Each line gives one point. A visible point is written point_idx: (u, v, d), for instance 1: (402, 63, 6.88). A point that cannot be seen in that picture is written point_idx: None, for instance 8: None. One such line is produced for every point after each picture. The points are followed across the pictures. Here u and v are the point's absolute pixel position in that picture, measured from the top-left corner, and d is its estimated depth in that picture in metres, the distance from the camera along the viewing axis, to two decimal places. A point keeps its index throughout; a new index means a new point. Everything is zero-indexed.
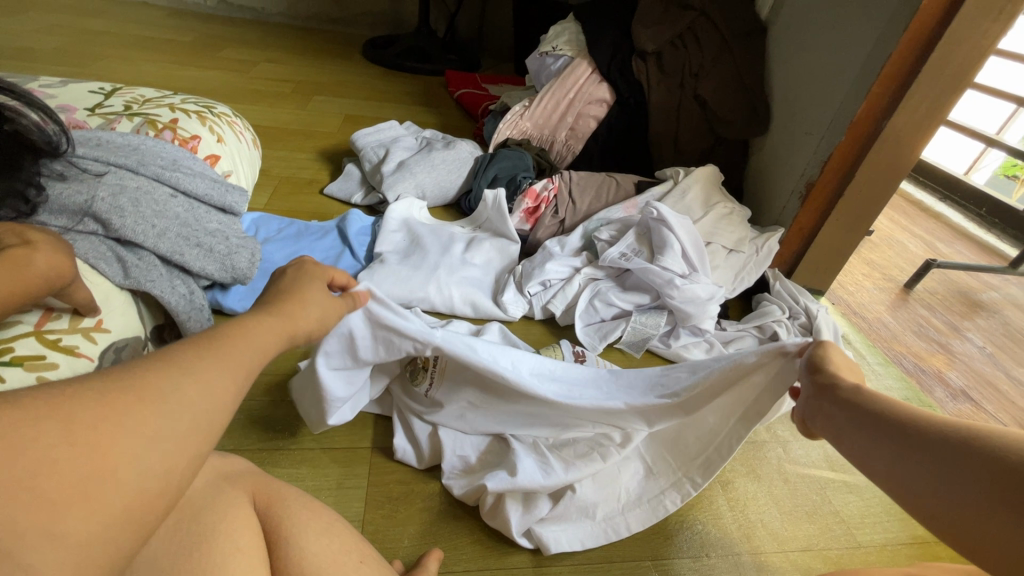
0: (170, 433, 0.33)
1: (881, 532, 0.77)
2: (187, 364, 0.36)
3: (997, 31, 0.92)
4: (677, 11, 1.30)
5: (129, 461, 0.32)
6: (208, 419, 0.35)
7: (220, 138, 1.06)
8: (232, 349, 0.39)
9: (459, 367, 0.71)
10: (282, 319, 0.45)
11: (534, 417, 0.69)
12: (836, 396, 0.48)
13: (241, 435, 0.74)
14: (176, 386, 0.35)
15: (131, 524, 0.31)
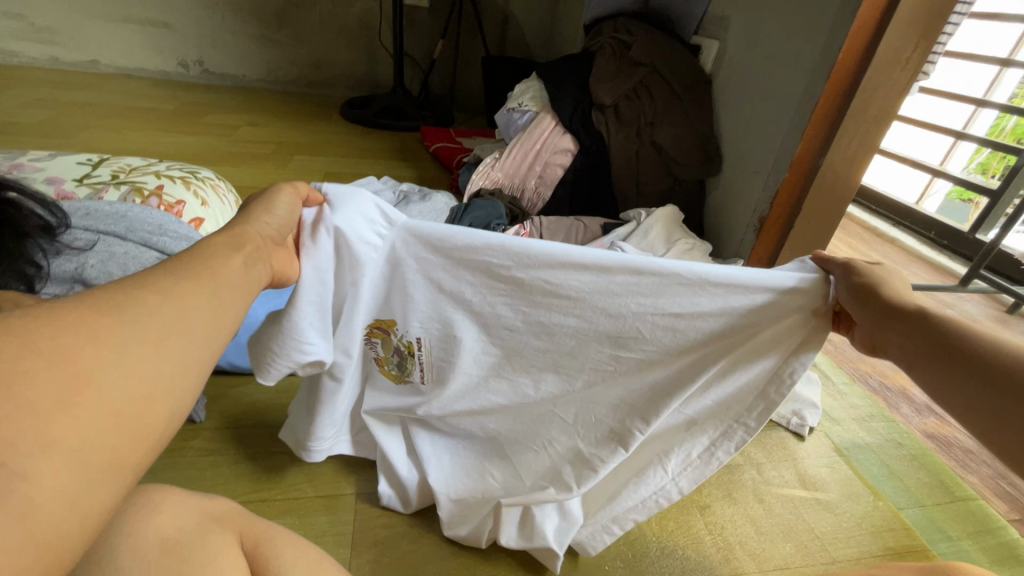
0: (148, 336, 0.33)
1: (855, 546, 0.80)
2: (151, 283, 0.35)
3: (906, 77, 1.05)
4: (629, 68, 1.42)
5: (107, 366, 0.30)
6: (186, 326, 0.35)
7: (204, 202, 1.11)
8: (194, 264, 0.39)
9: (438, 353, 0.61)
10: (243, 241, 0.44)
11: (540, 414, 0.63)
12: (908, 326, 0.47)
13: (230, 485, 0.75)
14: (143, 294, 0.34)
15: (125, 425, 0.31)
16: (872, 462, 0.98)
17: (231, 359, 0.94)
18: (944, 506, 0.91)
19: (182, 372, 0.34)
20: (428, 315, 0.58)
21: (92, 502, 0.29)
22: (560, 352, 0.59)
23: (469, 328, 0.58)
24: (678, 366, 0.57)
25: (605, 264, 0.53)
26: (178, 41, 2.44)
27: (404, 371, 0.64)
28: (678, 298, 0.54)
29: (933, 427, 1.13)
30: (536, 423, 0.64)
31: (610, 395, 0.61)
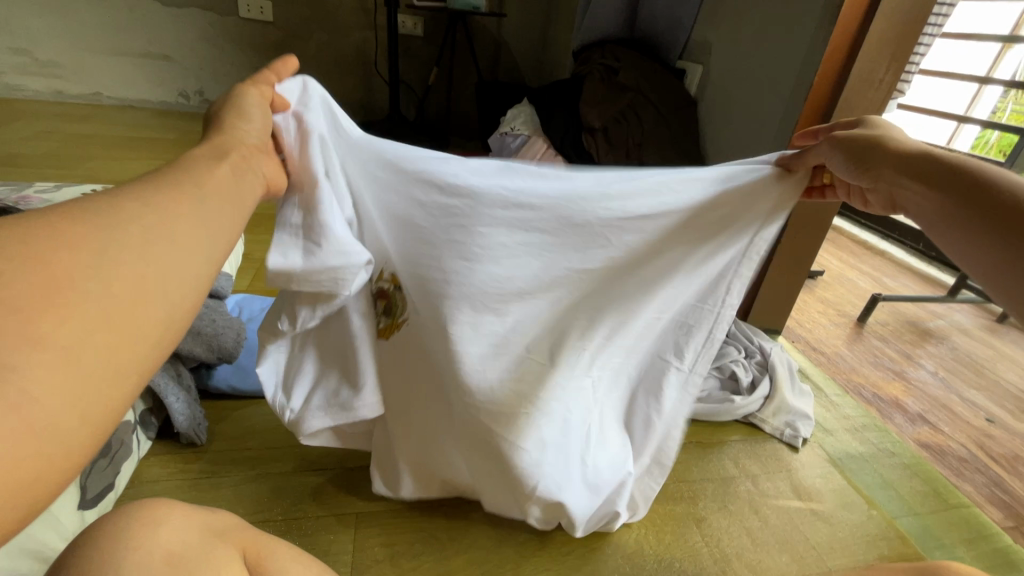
0: (129, 247, 0.35)
1: (850, 555, 0.81)
2: (132, 198, 0.37)
3: (880, 97, 1.10)
4: (617, 92, 1.47)
5: (89, 270, 0.33)
6: (167, 236, 0.37)
7: None
8: (176, 181, 0.41)
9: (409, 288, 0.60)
10: (223, 150, 0.46)
11: (530, 366, 0.62)
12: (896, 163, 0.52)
13: (235, 504, 0.77)
14: (124, 209, 0.36)
15: (112, 324, 0.32)
16: (866, 472, 0.99)
17: (232, 382, 0.96)
18: (937, 514, 0.92)
19: (173, 275, 0.36)
20: (403, 242, 0.59)
21: (93, 392, 0.31)
22: (531, 274, 0.60)
23: (437, 254, 0.58)
24: (641, 263, 0.62)
25: (547, 169, 0.59)
26: (179, 72, 2.50)
27: (393, 316, 0.64)
28: (628, 193, 0.59)
29: (926, 436, 1.14)
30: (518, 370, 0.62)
31: (584, 313, 0.63)
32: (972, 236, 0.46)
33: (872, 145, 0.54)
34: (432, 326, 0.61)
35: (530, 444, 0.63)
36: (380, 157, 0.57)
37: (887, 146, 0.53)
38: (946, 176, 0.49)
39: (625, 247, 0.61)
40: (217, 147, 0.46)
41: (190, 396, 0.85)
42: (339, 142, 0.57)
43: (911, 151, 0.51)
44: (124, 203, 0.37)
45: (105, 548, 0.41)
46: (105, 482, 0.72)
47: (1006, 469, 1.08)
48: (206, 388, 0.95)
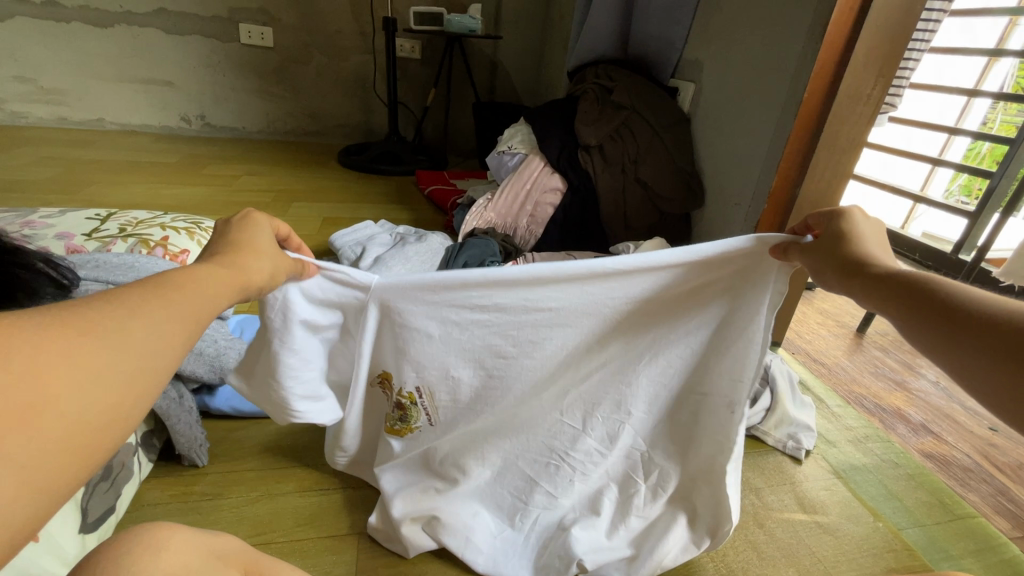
0: (119, 365, 0.35)
1: (855, 569, 0.80)
2: (132, 306, 0.38)
3: (869, 111, 1.12)
4: (612, 110, 1.50)
5: (71, 389, 0.32)
6: (156, 359, 0.37)
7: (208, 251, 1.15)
8: (183, 293, 0.41)
9: (444, 383, 0.68)
10: (234, 270, 0.47)
11: (557, 438, 0.72)
12: (864, 277, 0.50)
13: (235, 525, 0.76)
14: (124, 318, 0.37)
15: (73, 452, 0.32)
16: (870, 484, 0.98)
17: (234, 403, 0.96)
18: (943, 525, 0.91)
19: (144, 401, 0.37)
20: (429, 354, 0.66)
21: (11, 524, 0.29)
22: (557, 359, 0.68)
23: (473, 354, 0.67)
24: (657, 346, 0.68)
25: (568, 279, 0.61)
26: (181, 97, 2.55)
27: (407, 423, 0.72)
28: (641, 291, 0.64)
29: (930, 447, 1.13)
30: (546, 438, 0.72)
31: (605, 391, 0.70)
32: (930, 339, 0.44)
33: (839, 257, 0.54)
34: (467, 406, 0.70)
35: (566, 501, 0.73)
36: (385, 305, 0.62)
37: (861, 255, 0.52)
38: (889, 278, 0.48)
39: (637, 337, 0.67)
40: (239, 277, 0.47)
41: (193, 418, 0.85)
42: (343, 295, 0.62)
43: (863, 257, 0.52)
44: (126, 315, 0.37)
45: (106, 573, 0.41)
46: (106, 504, 0.72)
47: (1012, 478, 1.07)
48: (207, 409, 0.95)
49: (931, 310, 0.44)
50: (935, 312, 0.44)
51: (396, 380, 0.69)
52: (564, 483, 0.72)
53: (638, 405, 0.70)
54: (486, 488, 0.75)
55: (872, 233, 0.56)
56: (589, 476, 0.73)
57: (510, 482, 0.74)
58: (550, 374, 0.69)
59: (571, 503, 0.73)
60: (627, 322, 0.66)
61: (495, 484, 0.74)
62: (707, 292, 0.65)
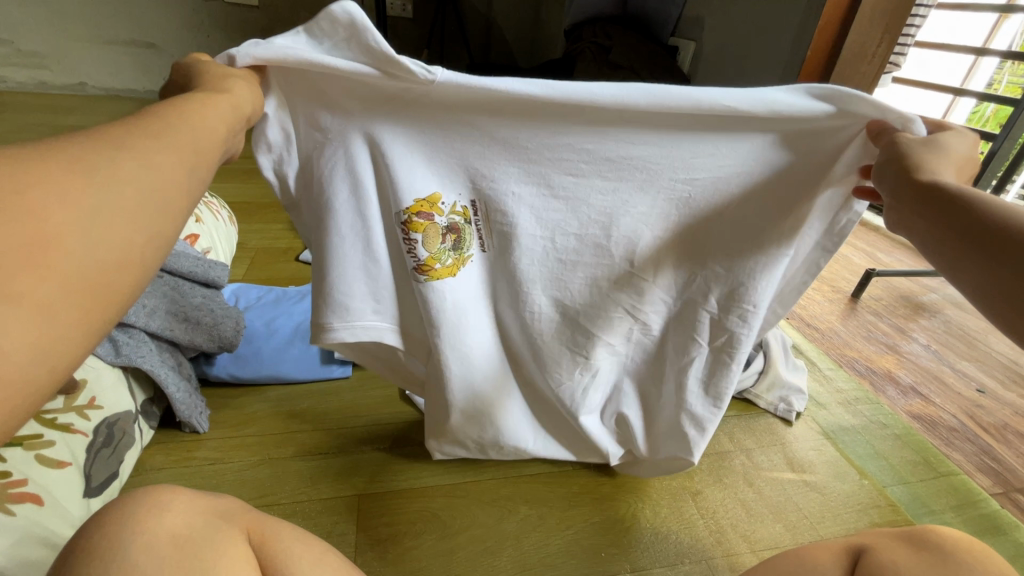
0: (125, 198, 0.32)
1: (842, 524, 0.83)
2: (122, 143, 0.34)
3: (875, 69, 1.07)
4: (609, 70, 1.41)
5: (72, 229, 0.30)
6: (159, 191, 0.34)
7: (199, 218, 1.14)
8: (173, 129, 0.38)
9: (505, 204, 0.59)
10: (224, 101, 0.43)
11: (612, 286, 0.65)
12: (912, 191, 0.44)
13: (240, 487, 0.78)
14: (117, 155, 0.33)
15: (89, 285, 0.30)
16: (858, 444, 1.00)
17: (231, 370, 0.96)
18: (927, 482, 0.94)
19: (156, 237, 0.34)
20: (488, 167, 0.57)
21: (42, 367, 0.28)
22: (637, 209, 0.60)
23: (545, 179, 0.58)
24: (735, 211, 0.60)
25: (670, 118, 0.54)
26: (165, 60, 2.46)
27: (460, 252, 0.62)
28: (736, 160, 0.57)
29: (918, 408, 1.16)
30: (609, 284, 0.65)
31: (678, 247, 0.63)
32: (960, 261, 0.39)
33: (908, 162, 0.46)
34: (533, 244, 0.62)
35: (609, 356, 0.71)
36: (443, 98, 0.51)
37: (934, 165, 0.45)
38: (931, 191, 0.42)
39: (716, 203, 0.60)
40: (233, 110, 0.44)
41: (193, 387, 0.87)
42: (360, 65, 0.48)
43: (926, 171, 0.44)
44: (115, 151, 0.34)
45: (112, 534, 0.42)
46: (110, 469, 0.73)
47: (996, 437, 1.10)
48: (206, 377, 0.96)
49: (947, 224, 0.40)
50: (956, 225, 0.40)
51: (443, 199, 0.59)
52: (621, 340, 0.70)
53: (705, 261, 0.64)
54: (536, 340, 0.69)
55: (961, 153, 0.47)
56: (641, 339, 0.70)
57: (560, 328, 0.68)
58: (621, 218, 0.61)
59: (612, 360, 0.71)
60: (702, 178, 0.59)
61: (548, 336, 0.69)
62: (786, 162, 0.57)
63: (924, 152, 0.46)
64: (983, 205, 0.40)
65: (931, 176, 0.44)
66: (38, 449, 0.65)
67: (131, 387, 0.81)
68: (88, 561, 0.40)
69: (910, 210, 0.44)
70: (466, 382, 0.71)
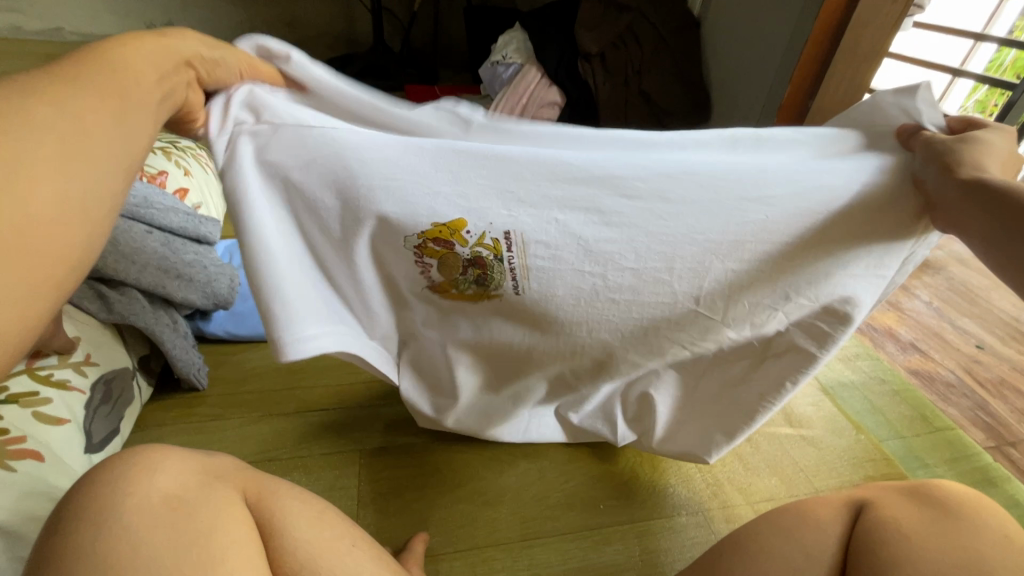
0: (57, 147, 0.34)
1: (836, 477, 0.84)
2: (47, 90, 0.36)
3: (898, 11, 0.97)
4: (614, 14, 1.37)
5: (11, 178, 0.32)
6: (92, 140, 0.37)
7: (187, 171, 1.10)
8: (100, 79, 0.39)
9: (545, 231, 0.52)
10: (162, 43, 0.44)
11: (658, 323, 0.59)
12: (961, 186, 0.45)
13: (241, 444, 0.79)
14: (43, 104, 0.35)
15: (40, 227, 0.33)
16: (855, 399, 1.01)
17: (228, 327, 0.95)
18: (922, 437, 0.95)
19: (96, 182, 0.36)
20: (524, 198, 0.51)
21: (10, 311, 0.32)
22: (698, 242, 0.53)
23: (596, 204, 0.51)
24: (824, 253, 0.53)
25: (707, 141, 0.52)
26: (146, 3, 2.33)
27: (485, 287, 0.57)
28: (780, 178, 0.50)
29: (916, 364, 1.16)
30: (662, 322, 0.59)
31: (751, 287, 0.56)
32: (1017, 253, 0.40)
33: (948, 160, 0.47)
34: (577, 278, 0.55)
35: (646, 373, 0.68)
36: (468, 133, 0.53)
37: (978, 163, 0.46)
38: (978, 189, 0.43)
39: (786, 238, 0.52)
40: (167, 51, 0.44)
41: (191, 344, 0.86)
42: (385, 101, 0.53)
43: (966, 166, 0.45)
44: (43, 103, 0.35)
45: (108, 499, 0.42)
46: (112, 426, 0.73)
47: (992, 393, 1.11)
48: (203, 334, 0.95)
49: (992, 216, 0.42)
50: (996, 213, 0.42)
51: (470, 228, 0.52)
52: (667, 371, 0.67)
53: (792, 296, 0.56)
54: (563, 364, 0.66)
55: (1000, 151, 0.48)
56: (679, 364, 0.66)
57: (596, 356, 0.64)
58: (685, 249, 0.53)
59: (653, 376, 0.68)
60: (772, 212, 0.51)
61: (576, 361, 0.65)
62: (869, 189, 0.50)
63: (960, 147, 0.47)
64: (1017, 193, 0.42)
65: (975, 169, 0.45)
66: (34, 406, 0.65)
67: (125, 345, 0.80)
68: (86, 523, 0.40)
69: (953, 205, 0.45)
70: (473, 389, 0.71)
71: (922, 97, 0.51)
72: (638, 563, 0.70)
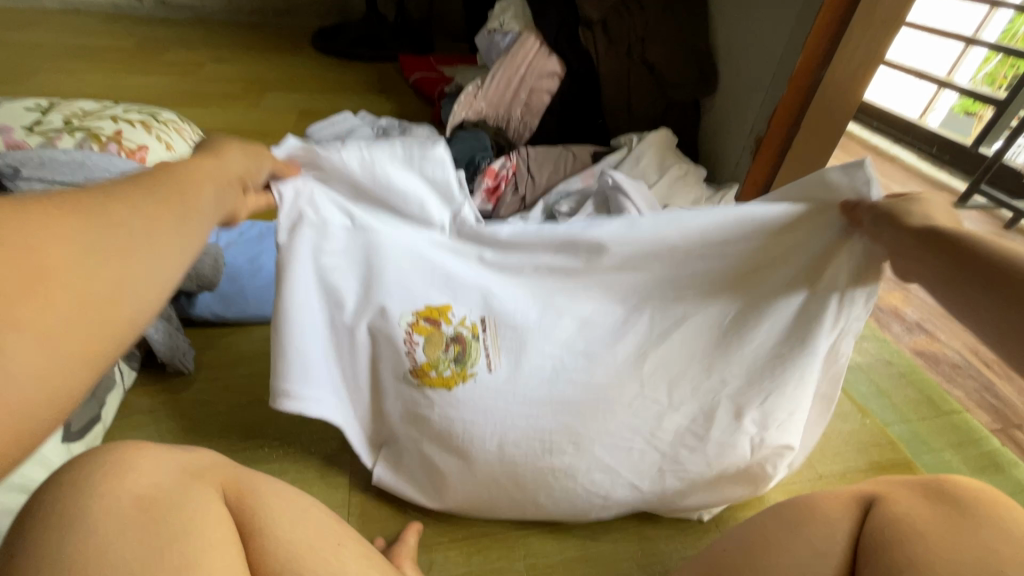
0: (118, 245, 0.36)
1: (840, 462, 0.82)
2: (120, 194, 0.38)
3: None
4: None
5: (73, 271, 0.33)
6: (150, 239, 0.38)
7: (169, 146, 1.05)
8: (169, 189, 0.41)
9: (514, 322, 0.60)
10: (221, 162, 0.48)
11: (628, 406, 0.61)
12: (909, 237, 0.48)
13: (228, 433, 0.76)
14: (113, 206, 0.37)
15: (89, 320, 0.33)
16: (861, 381, 0.99)
17: (215, 309, 0.92)
18: (928, 421, 0.92)
19: (146, 278, 0.37)
20: (506, 271, 0.60)
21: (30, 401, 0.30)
22: (648, 322, 0.61)
23: (552, 299, 0.61)
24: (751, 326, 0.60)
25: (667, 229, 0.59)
26: None
27: (463, 366, 0.59)
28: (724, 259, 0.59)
29: (922, 345, 1.13)
30: (628, 410, 0.61)
31: (700, 360, 0.61)
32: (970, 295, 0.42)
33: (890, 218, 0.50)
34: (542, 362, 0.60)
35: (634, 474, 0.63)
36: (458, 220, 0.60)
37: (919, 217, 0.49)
38: (923, 239, 0.47)
39: (732, 309, 0.60)
40: (225, 170, 0.48)
41: (175, 327, 0.82)
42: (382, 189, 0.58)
43: (907, 220, 0.49)
44: (114, 206, 0.37)
45: (74, 503, 0.39)
46: (91, 414, 0.71)
47: (999, 374, 1.08)
48: (188, 315, 0.91)
49: (941, 262, 0.45)
50: (945, 259, 0.45)
51: (452, 311, 0.59)
52: (645, 478, 0.63)
53: (726, 379, 0.61)
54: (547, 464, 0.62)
55: (940, 206, 0.51)
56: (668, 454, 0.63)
57: (578, 457, 0.61)
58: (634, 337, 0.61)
59: (643, 481, 0.64)
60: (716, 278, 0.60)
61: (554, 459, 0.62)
62: (806, 264, 0.58)
63: (908, 210, 0.50)
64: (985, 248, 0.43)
65: (918, 220, 0.49)
66: None
67: None
68: (51, 528, 0.38)
69: (907, 253, 0.48)
70: (449, 494, 0.66)
71: (864, 172, 0.54)
72: (637, 554, 0.68)
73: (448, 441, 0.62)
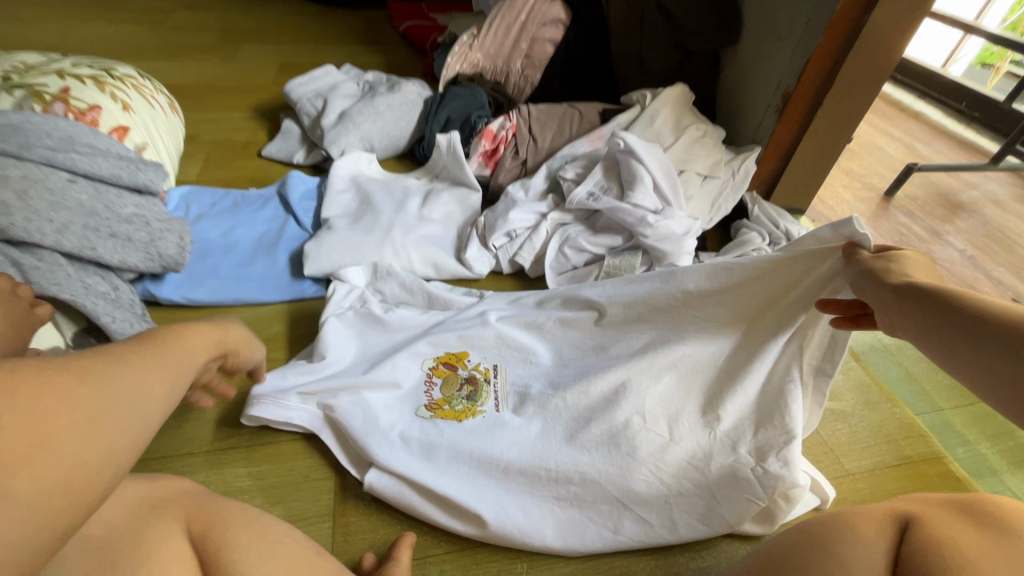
0: (112, 415, 0.34)
1: (868, 457, 0.76)
2: (125, 353, 0.37)
3: None
4: None
5: (67, 443, 0.32)
6: (141, 409, 0.36)
7: (126, 106, 0.93)
8: (173, 347, 0.40)
9: (518, 367, 0.72)
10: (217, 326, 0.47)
11: (623, 441, 0.62)
12: (911, 296, 0.44)
13: (201, 433, 0.70)
14: (120, 367, 0.36)
15: (62, 501, 0.32)
16: (887, 365, 0.92)
17: (186, 292, 0.83)
18: (961, 408, 0.86)
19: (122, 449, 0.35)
20: (513, 320, 0.75)
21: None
22: (643, 366, 0.64)
23: (546, 339, 0.73)
24: (742, 376, 0.60)
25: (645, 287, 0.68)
26: None
27: (473, 403, 0.70)
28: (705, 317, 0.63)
29: None
30: (627, 440, 0.62)
31: (696, 396, 0.63)
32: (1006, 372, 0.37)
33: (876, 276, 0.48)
34: (544, 399, 0.68)
35: (644, 504, 0.61)
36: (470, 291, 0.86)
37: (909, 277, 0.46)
38: (921, 302, 0.43)
39: (720, 359, 0.63)
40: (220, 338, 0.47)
41: (138, 313, 0.74)
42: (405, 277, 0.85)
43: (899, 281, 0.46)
44: (120, 366, 0.36)
45: None
46: None
47: None
48: (154, 299, 0.83)
49: (958, 333, 0.40)
50: (957, 330, 0.40)
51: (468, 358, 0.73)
52: (652, 509, 0.61)
53: (722, 412, 0.61)
54: (556, 486, 0.62)
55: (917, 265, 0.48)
56: (675, 484, 0.61)
57: (589, 484, 0.62)
58: (636, 378, 0.64)
59: (653, 511, 0.61)
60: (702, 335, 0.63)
61: (562, 483, 0.62)
62: (788, 320, 0.59)
63: (888, 266, 0.48)
64: (969, 302, 0.41)
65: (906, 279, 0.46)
66: None
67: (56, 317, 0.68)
68: None
69: (891, 310, 0.46)
70: (456, 520, 0.62)
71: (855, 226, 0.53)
72: (651, 564, 0.63)
73: (458, 470, 0.64)
